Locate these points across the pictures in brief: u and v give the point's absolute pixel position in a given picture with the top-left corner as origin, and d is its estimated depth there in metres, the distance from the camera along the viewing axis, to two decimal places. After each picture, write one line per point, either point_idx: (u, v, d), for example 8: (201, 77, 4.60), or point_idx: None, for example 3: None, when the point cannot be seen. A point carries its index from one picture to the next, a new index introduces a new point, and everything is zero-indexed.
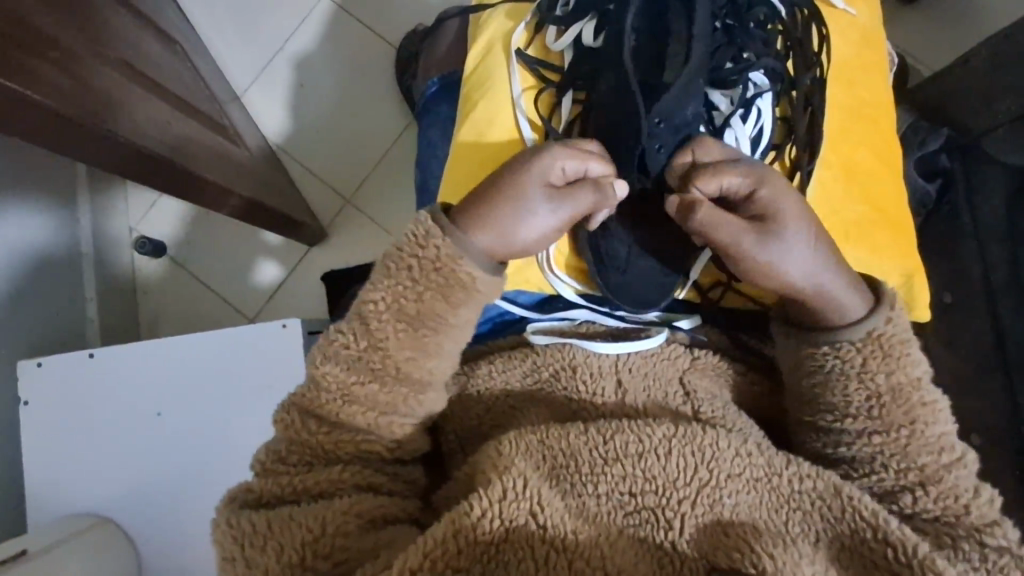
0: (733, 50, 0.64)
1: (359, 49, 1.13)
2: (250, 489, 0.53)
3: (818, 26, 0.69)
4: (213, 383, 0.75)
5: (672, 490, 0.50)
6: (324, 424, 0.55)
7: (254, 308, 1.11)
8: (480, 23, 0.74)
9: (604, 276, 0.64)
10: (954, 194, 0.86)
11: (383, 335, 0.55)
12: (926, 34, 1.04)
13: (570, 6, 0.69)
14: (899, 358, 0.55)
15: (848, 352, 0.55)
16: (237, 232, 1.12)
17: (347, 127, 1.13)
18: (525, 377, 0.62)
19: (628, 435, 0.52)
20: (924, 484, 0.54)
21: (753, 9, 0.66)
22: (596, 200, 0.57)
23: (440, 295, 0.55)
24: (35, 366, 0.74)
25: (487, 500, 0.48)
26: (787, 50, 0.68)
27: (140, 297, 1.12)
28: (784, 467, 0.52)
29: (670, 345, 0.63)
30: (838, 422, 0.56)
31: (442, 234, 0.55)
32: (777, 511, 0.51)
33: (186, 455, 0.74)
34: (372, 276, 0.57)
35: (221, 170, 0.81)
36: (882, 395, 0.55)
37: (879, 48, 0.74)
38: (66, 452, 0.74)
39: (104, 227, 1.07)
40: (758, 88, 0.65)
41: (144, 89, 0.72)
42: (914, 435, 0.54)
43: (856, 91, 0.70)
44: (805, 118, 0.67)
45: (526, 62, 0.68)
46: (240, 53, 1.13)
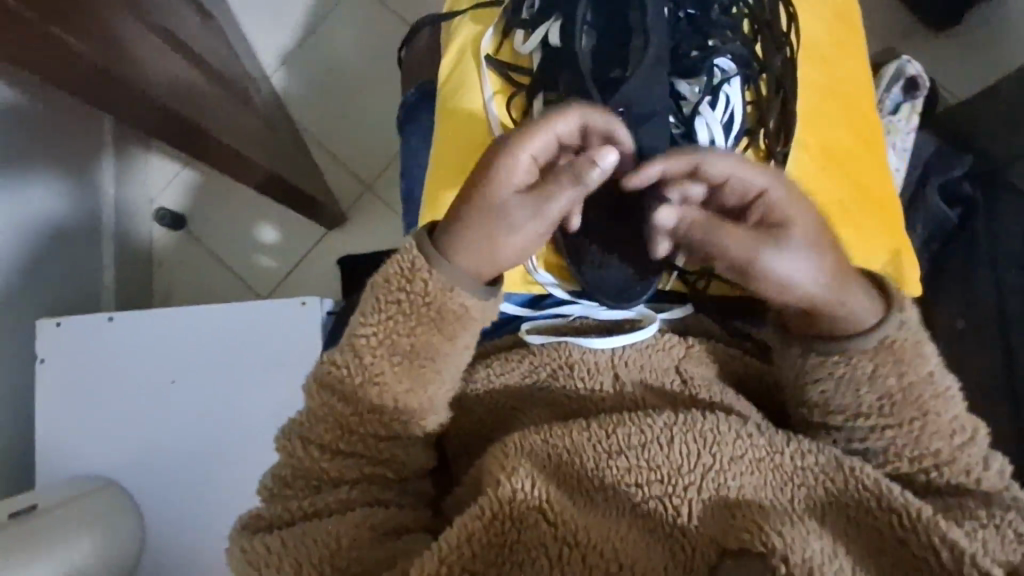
0: (698, 38, 0.66)
1: (387, 34, 1.14)
2: (260, 517, 0.53)
3: (785, 6, 0.69)
4: (229, 355, 0.75)
5: (677, 477, 0.50)
6: (323, 448, 0.55)
7: (268, 287, 1.12)
8: (449, 28, 0.73)
9: (582, 271, 0.65)
10: (975, 220, 0.86)
11: (378, 369, 0.54)
12: (956, 64, 1.04)
13: (535, 7, 0.67)
14: (910, 359, 0.53)
15: (859, 360, 0.53)
16: (257, 210, 1.12)
17: (343, 100, 1.14)
18: (524, 376, 0.61)
19: (629, 427, 0.52)
20: (939, 467, 0.53)
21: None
22: (571, 194, 0.52)
23: (434, 327, 0.54)
24: (55, 325, 0.75)
25: (495, 497, 0.49)
26: (755, 33, 0.69)
27: (155, 267, 1.13)
28: (784, 446, 0.52)
29: (664, 336, 0.62)
30: (848, 421, 0.54)
31: (428, 269, 0.53)
32: (781, 489, 0.51)
33: (197, 425, 0.75)
34: (360, 308, 0.56)
35: (251, 146, 0.81)
36: (893, 395, 0.53)
37: (853, 27, 0.75)
38: (78, 414, 0.75)
39: (127, 195, 1.08)
40: (725, 74, 0.65)
41: (182, 57, 0.73)
42: (927, 424, 0.53)
43: (833, 74, 0.71)
44: (776, 101, 0.67)
45: (493, 64, 0.68)
46: (270, 33, 1.13)
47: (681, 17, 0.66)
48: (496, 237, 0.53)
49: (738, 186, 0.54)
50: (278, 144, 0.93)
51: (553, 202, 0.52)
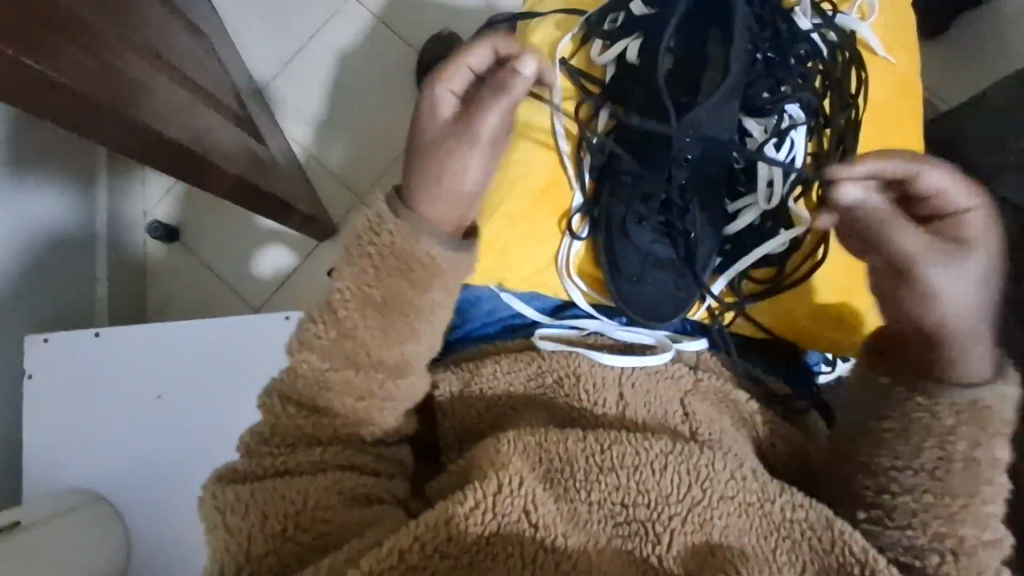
0: (771, 81, 0.72)
1: (387, 53, 1.15)
2: (234, 469, 0.54)
3: (858, 69, 0.74)
4: (214, 371, 0.76)
5: (663, 505, 0.51)
6: (300, 409, 0.57)
7: (260, 298, 1.13)
8: (526, 28, 0.79)
9: (617, 285, 0.73)
10: None
11: (351, 324, 0.55)
12: (948, 72, 1.04)
13: (618, 22, 0.75)
14: (989, 435, 0.55)
15: (943, 413, 0.56)
16: (251, 222, 1.13)
17: (355, 122, 1.14)
18: (528, 381, 0.65)
19: (625, 446, 0.53)
20: (956, 552, 0.54)
21: (796, 43, 0.72)
22: (452, 81, 0.56)
23: (405, 278, 0.55)
24: (43, 341, 0.75)
25: (483, 492, 0.48)
26: (825, 87, 0.74)
27: (150, 278, 1.14)
28: (776, 495, 0.53)
29: (674, 365, 0.68)
30: (893, 469, 0.57)
31: (393, 219, 0.55)
32: (766, 537, 0.51)
33: (181, 441, 0.75)
34: (338, 267, 0.57)
35: (242, 163, 0.83)
36: (954, 460, 0.55)
37: (915, 97, 0.77)
38: (66, 429, 0.75)
39: (118, 208, 1.09)
40: (793, 120, 0.72)
41: (172, 80, 0.74)
42: (968, 508, 0.55)
43: (887, 136, 0.76)
44: (835, 155, 0.73)
45: (568, 69, 0.74)
46: (268, 50, 1.14)
47: (759, 58, 0.71)
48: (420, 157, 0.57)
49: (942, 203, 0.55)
50: (270, 161, 0.95)
51: (443, 93, 0.56)
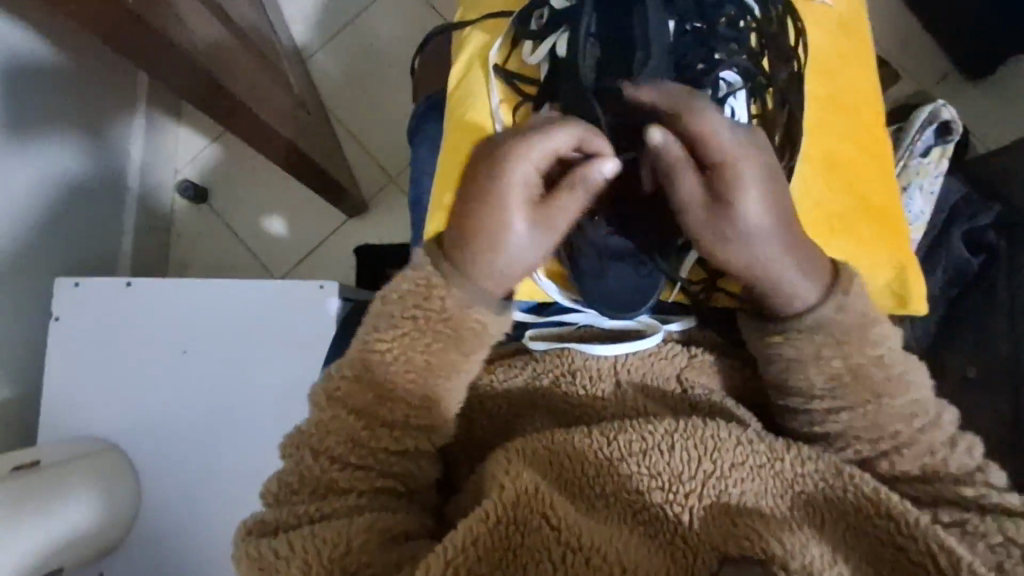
0: (703, 50, 0.61)
1: (420, 21, 1.14)
2: (263, 522, 0.52)
3: (794, 19, 0.67)
4: (239, 332, 0.76)
5: (678, 484, 0.49)
6: (337, 461, 0.53)
7: (283, 268, 1.12)
8: (459, 38, 0.71)
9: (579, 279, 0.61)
10: (996, 270, 0.85)
11: (392, 385, 0.54)
12: (989, 115, 1.04)
13: (544, 18, 0.65)
14: (856, 340, 0.54)
15: (802, 341, 0.55)
16: (281, 191, 1.13)
17: (392, 100, 1.14)
18: (524, 382, 0.60)
19: (630, 433, 0.51)
20: (898, 448, 0.54)
21: (722, 7, 0.63)
22: (529, 172, 0.53)
23: (452, 345, 0.55)
24: (74, 286, 0.75)
25: (498, 501, 0.47)
26: (762, 47, 0.64)
27: (174, 238, 1.13)
28: (785, 451, 0.51)
29: (667, 345, 0.61)
30: (805, 404, 0.56)
31: (448, 284, 0.54)
32: (782, 496, 0.50)
33: (200, 400, 0.75)
34: (370, 328, 0.56)
35: (283, 123, 0.82)
36: (842, 375, 0.54)
37: (860, 40, 0.72)
38: (88, 375, 0.75)
39: (153, 164, 1.09)
40: (730, 87, 0.61)
41: (225, 31, 0.74)
42: (882, 408, 0.54)
43: (837, 83, 0.69)
44: (782, 115, 0.64)
45: (499, 73, 0.65)
46: (304, 16, 1.14)
47: (687, 30, 0.61)
48: (458, 228, 0.54)
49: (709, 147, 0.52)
50: (308, 123, 0.94)
51: (507, 184, 0.53)
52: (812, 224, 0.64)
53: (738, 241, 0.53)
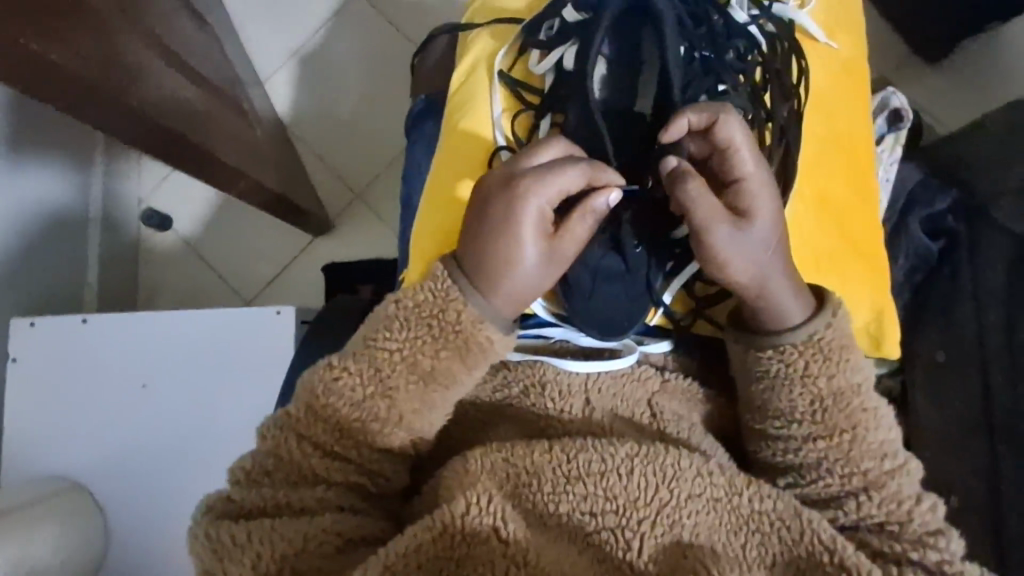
0: (709, 80, 0.61)
1: (388, 45, 1.14)
2: (231, 500, 0.50)
3: (798, 59, 0.65)
4: (200, 366, 0.75)
5: (632, 510, 0.45)
6: (320, 450, 0.51)
7: (253, 291, 1.12)
8: (465, 41, 0.70)
9: (568, 297, 0.58)
10: (958, 255, 0.84)
11: (393, 383, 0.51)
12: (947, 100, 1.04)
13: (554, 30, 0.65)
14: (839, 362, 0.53)
15: (791, 355, 0.53)
16: (250, 217, 1.12)
17: (363, 122, 1.14)
18: (494, 391, 0.57)
19: (590, 453, 0.47)
20: (868, 490, 0.52)
21: (732, 39, 0.63)
22: (554, 190, 0.51)
23: (459, 356, 0.52)
24: (29, 325, 0.74)
25: (452, 510, 0.44)
26: (766, 82, 0.63)
27: (142, 263, 1.13)
28: (744, 488, 0.47)
29: (641, 367, 0.58)
30: (784, 428, 0.54)
31: (464, 303, 0.51)
32: (736, 533, 0.46)
33: (163, 433, 0.75)
34: (383, 322, 0.52)
35: (235, 151, 0.81)
36: (824, 399, 0.53)
37: (862, 84, 0.69)
38: (48, 416, 0.75)
39: (116, 193, 1.08)
40: None
41: (170, 65, 0.73)
42: (856, 440, 0.53)
43: (835, 124, 0.67)
44: (780, 150, 0.62)
45: (504, 78, 0.65)
46: (265, 36, 1.15)
47: (695, 57, 0.62)
48: (474, 239, 0.52)
49: (731, 161, 0.53)
50: (267, 151, 0.93)
51: (528, 200, 0.51)
52: (800, 262, 0.62)
53: (753, 255, 0.52)
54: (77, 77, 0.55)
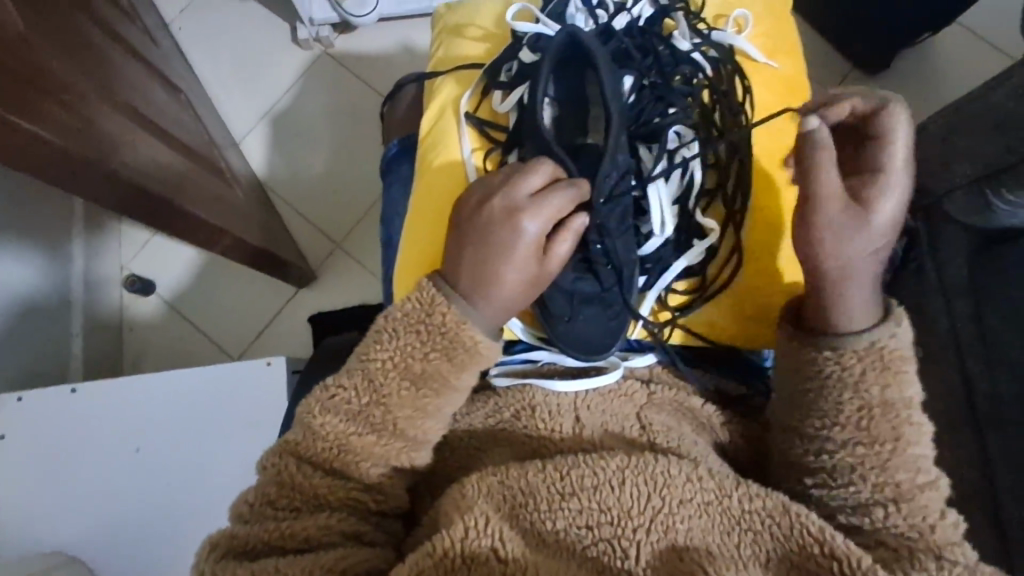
0: (660, 105, 0.66)
1: (358, 101, 1.18)
2: (234, 536, 0.49)
3: (741, 79, 0.69)
4: (193, 424, 0.76)
5: (627, 520, 0.46)
6: (320, 469, 0.52)
7: (240, 347, 1.12)
8: (431, 88, 0.74)
9: (551, 323, 0.62)
10: (920, 250, 0.89)
11: (386, 391, 0.53)
12: (892, 104, 1.10)
13: (514, 71, 0.69)
14: (895, 374, 0.53)
15: (849, 360, 0.54)
16: (232, 274, 1.14)
17: (336, 173, 1.16)
18: (487, 418, 0.59)
19: (583, 468, 0.48)
20: (896, 502, 0.51)
21: (678, 66, 0.68)
22: (549, 214, 0.55)
23: (445, 356, 0.54)
24: (16, 400, 0.74)
25: (449, 539, 0.45)
26: (714, 102, 0.67)
27: (126, 330, 1.12)
28: (733, 489, 0.48)
29: (625, 382, 0.60)
30: (825, 428, 0.54)
31: (448, 304, 0.54)
32: (729, 533, 0.47)
33: (159, 494, 0.74)
34: (373, 332, 0.55)
35: (215, 210, 0.83)
36: (874, 407, 0.53)
37: (805, 99, 0.72)
38: (38, 488, 0.73)
39: (96, 262, 1.09)
40: (681, 139, 0.65)
41: (146, 132, 0.76)
42: (896, 453, 0.52)
43: (781, 140, 0.68)
44: (732, 165, 0.66)
45: (470, 120, 0.68)
46: (239, 98, 1.19)
47: (644, 85, 0.66)
48: (464, 258, 0.55)
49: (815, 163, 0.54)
50: (245, 207, 0.95)
51: (526, 225, 0.55)
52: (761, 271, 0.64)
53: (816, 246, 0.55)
54: (58, 151, 0.56)
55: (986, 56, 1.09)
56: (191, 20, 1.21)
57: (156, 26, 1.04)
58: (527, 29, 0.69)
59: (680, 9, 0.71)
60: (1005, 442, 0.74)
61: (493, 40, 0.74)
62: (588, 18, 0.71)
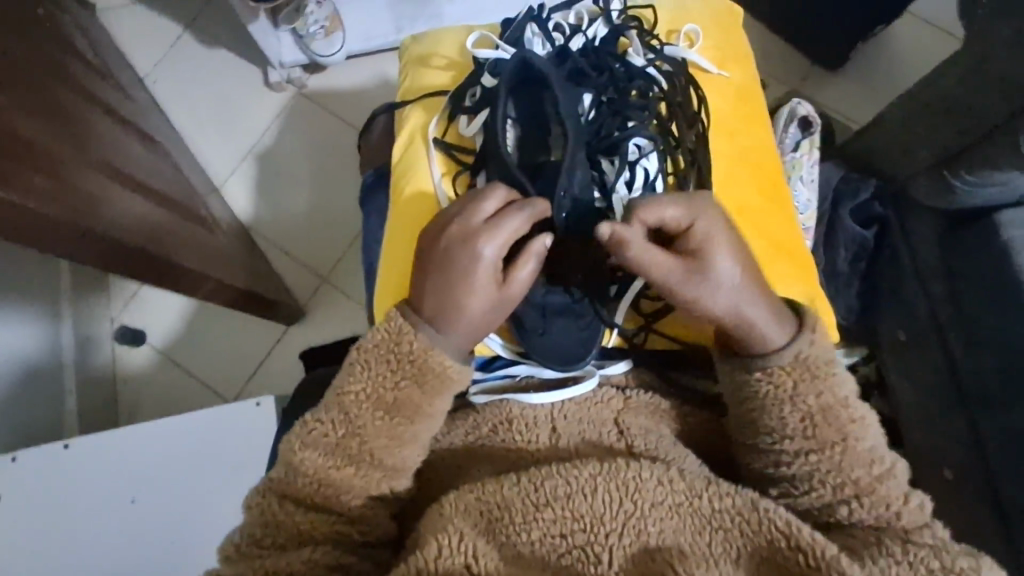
0: (618, 120, 0.67)
1: (334, 138, 1.21)
2: (222, 574, 0.50)
3: (695, 89, 0.71)
4: (186, 469, 0.76)
5: (599, 526, 0.47)
6: (302, 506, 0.53)
7: (234, 390, 1.13)
8: (400, 117, 0.75)
9: (526, 338, 0.62)
10: (891, 238, 0.91)
11: (361, 422, 0.54)
12: (852, 96, 1.13)
13: (478, 96, 0.71)
14: (826, 378, 0.55)
15: (780, 377, 0.54)
16: (221, 317, 1.15)
17: (315, 209, 1.18)
18: (466, 436, 0.59)
19: (556, 478, 0.49)
20: (858, 497, 0.52)
21: (633, 81, 0.69)
22: (505, 237, 0.56)
23: (416, 385, 0.55)
24: (11, 460, 0.75)
25: (422, 560, 0.45)
26: (671, 113, 0.70)
27: (120, 385, 1.13)
28: (704, 488, 0.49)
29: (602, 389, 0.60)
30: (776, 443, 0.54)
31: (414, 331, 0.55)
32: (701, 533, 0.48)
33: (155, 543, 0.74)
34: (347, 366, 0.56)
35: (197, 256, 0.84)
36: (814, 415, 0.54)
37: (760, 104, 0.75)
38: (33, 547, 0.72)
39: (86, 318, 1.10)
40: (642, 150, 0.66)
41: (124, 187, 0.77)
42: (847, 450, 0.53)
43: (738, 142, 0.72)
44: (693, 171, 0.68)
45: (438, 145, 0.70)
46: (215, 144, 1.21)
47: (603, 101, 0.68)
48: (427, 287, 0.56)
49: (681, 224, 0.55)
50: (229, 251, 0.97)
51: (483, 250, 0.55)
52: None
53: (713, 292, 0.55)
54: (36, 213, 0.58)
55: (937, 41, 1.13)
56: (163, 73, 1.24)
57: (129, 82, 1.07)
58: (488, 55, 0.71)
59: (633, 27, 0.74)
60: (991, 418, 0.75)
61: (457, 68, 0.76)
62: (545, 41, 0.73)
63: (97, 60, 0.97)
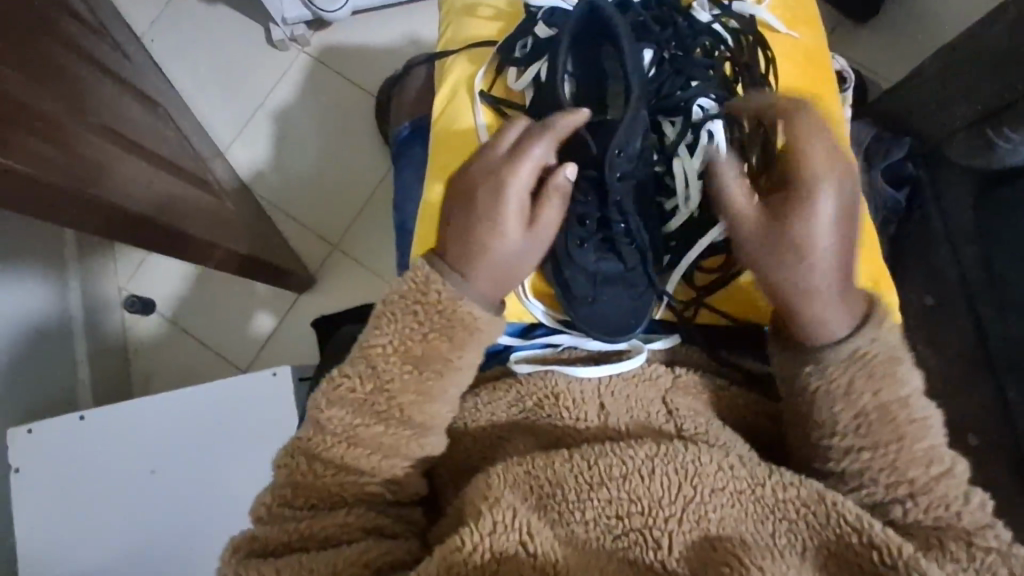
0: (680, 79, 0.64)
1: (351, 107, 1.16)
2: (254, 539, 0.49)
3: (762, 49, 0.67)
4: (204, 439, 0.75)
5: (658, 509, 0.46)
6: (332, 465, 0.51)
7: (246, 359, 1.11)
8: (443, 67, 0.72)
9: (573, 306, 0.62)
10: (923, 199, 0.87)
11: (389, 377, 0.52)
12: (887, 50, 1.07)
13: (528, 47, 0.68)
14: (886, 377, 0.51)
15: (834, 372, 0.51)
16: (231, 284, 1.13)
17: (336, 176, 1.15)
18: (511, 408, 0.58)
19: (610, 457, 0.48)
20: (913, 497, 0.48)
21: (698, 37, 0.66)
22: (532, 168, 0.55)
23: (445, 336, 0.53)
24: (26, 432, 0.74)
25: (477, 535, 0.44)
26: (735, 74, 0.67)
27: (132, 353, 1.12)
28: (766, 477, 0.47)
29: (650, 366, 0.59)
30: (825, 439, 0.51)
31: (442, 281, 0.53)
32: (763, 522, 0.46)
33: (178, 513, 0.74)
34: (373, 320, 0.54)
35: (205, 225, 0.81)
36: (869, 413, 0.50)
37: (827, 67, 0.71)
38: (63, 513, 0.73)
39: (94, 287, 1.08)
40: (706, 112, 0.63)
41: (126, 151, 0.74)
42: (903, 449, 0.49)
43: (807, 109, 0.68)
44: None
45: (484, 99, 0.67)
46: (218, 106, 1.17)
47: (664, 58, 0.65)
48: (453, 232, 0.55)
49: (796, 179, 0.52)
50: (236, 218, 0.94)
51: (513, 182, 0.55)
52: None
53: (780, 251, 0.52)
54: (39, 180, 0.55)
55: None
56: (163, 31, 1.18)
57: (126, 41, 1.02)
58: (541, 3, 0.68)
59: None
60: None
61: (505, 19, 0.72)
62: None
63: (93, 17, 0.93)
